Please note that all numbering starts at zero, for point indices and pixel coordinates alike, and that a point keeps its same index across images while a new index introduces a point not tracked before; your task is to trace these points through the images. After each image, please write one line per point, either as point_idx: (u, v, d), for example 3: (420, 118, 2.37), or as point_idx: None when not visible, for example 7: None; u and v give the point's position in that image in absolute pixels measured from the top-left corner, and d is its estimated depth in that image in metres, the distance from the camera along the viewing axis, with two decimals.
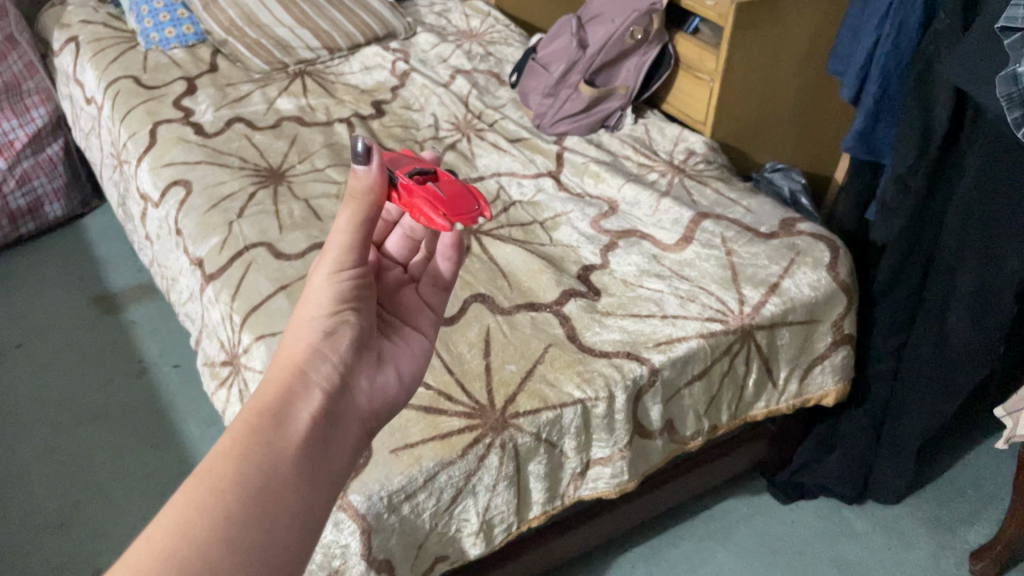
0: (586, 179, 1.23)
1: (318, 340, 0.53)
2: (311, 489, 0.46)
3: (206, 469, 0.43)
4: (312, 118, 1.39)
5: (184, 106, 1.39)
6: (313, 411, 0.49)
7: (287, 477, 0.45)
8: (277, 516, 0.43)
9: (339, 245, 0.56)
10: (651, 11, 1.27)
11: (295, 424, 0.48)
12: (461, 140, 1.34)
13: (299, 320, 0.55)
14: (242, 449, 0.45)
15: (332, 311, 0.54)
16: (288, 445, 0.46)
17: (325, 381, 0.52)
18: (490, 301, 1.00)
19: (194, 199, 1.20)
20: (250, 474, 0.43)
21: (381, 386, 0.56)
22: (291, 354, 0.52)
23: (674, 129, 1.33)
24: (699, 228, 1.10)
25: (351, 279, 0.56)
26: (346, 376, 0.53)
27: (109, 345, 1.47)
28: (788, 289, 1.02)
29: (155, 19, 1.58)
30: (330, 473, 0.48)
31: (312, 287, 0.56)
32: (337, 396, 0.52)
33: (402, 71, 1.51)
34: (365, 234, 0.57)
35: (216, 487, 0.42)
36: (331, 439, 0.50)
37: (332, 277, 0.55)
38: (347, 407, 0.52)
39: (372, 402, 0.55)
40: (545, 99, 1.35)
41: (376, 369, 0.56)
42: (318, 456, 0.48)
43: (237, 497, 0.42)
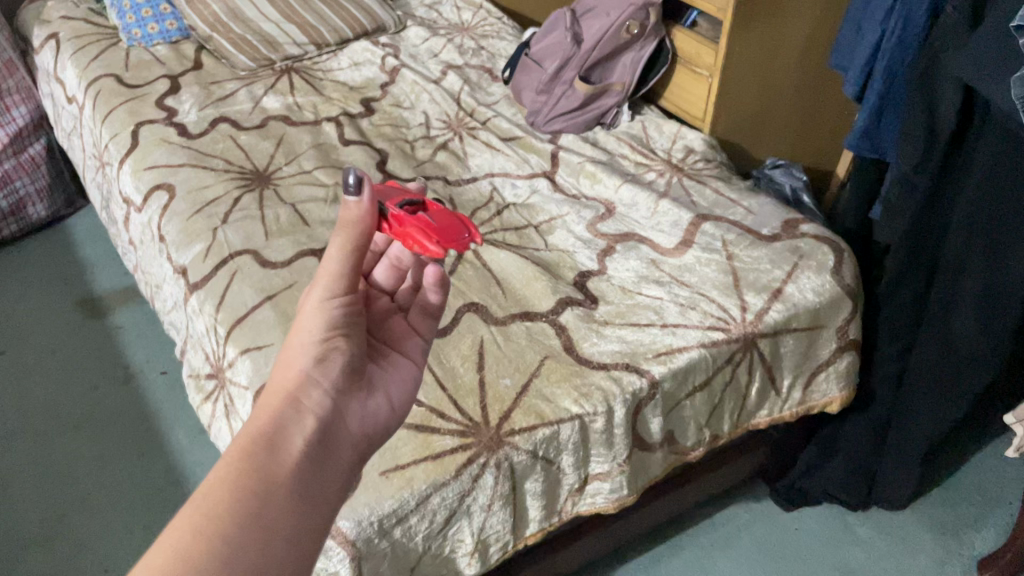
0: (582, 179, 1.19)
1: (310, 365, 0.52)
2: (304, 524, 0.44)
3: (197, 502, 0.42)
4: (299, 116, 1.35)
5: (167, 106, 1.35)
6: (306, 440, 0.48)
7: (279, 515, 0.43)
8: (270, 547, 0.42)
9: (331, 269, 0.56)
10: (647, 4, 1.23)
11: (288, 452, 0.47)
12: (453, 138, 1.30)
13: (290, 344, 0.53)
14: (234, 478, 0.44)
15: (324, 335, 0.53)
16: (280, 479, 0.45)
17: (319, 409, 0.50)
18: (483, 310, 0.96)
19: (177, 204, 1.16)
20: (241, 507, 0.42)
21: (376, 411, 0.54)
22: (281, 381, 0.51)
23: (671, 126, 1.29)
24: (698, 230, 1.07)
25: (343, 303, 0.55)
26: (340, 402, 0.52)
27: (93, 352, 1.44)
28: (791, 295, 0.99)
29: (137, 15, 1.54)
30: (325, 506, 0.46)
31: (302, 310, 0.54)
32: (330, 423, 0.50)
33: (391, 67, 1.47)
34: (355, 256, 0.56)
35: (203, 527, 0.41)
36: (325, 470, 0.48)
37: (324, 302, 0.54)
38: (341, 435, 0.51)
39: (367, 429, 0.53)
40: (539, 95, 1.31)
41: (369, 393, 0.55)
42: (314, 486, 0.46)
43: (226, 537, 0.41)
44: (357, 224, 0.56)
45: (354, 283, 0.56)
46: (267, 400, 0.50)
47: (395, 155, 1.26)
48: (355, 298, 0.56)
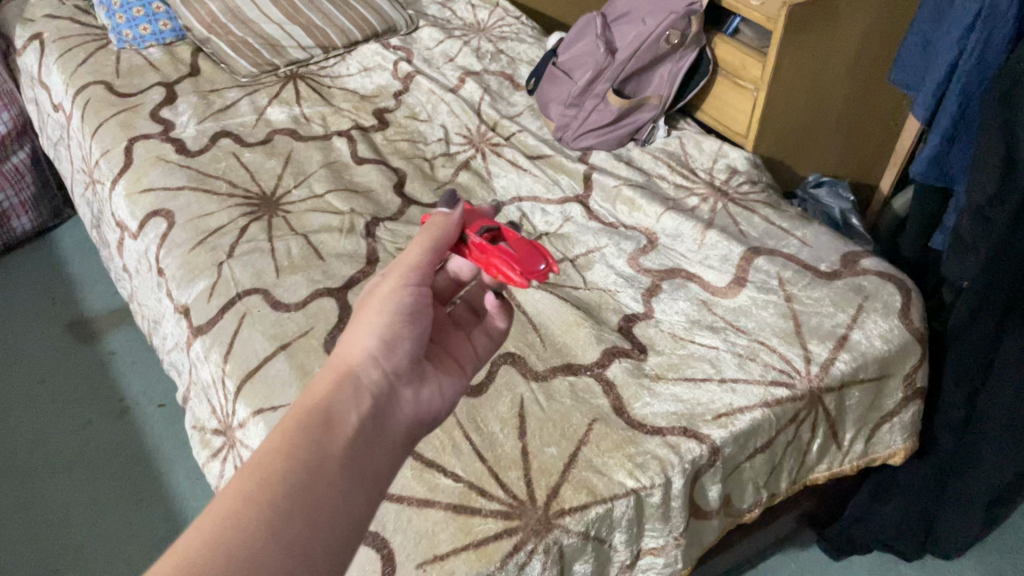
0: (619, 204, 1.09)
1: (373, 347, 0.56)
2: (352, 493, 0.48)
3: (255, 465, 0.46)
4: (307, 130, 1.25)
5: (163, 118, 1.24)
6: (363, 414, 0.52)
7: (330, 485, 0.47)
8: (318, 516, 0.45)
9: (412, 260, 0.62)
10: (689, 13, 1.12)
11: (343, 427, 0.51)
12: (475, 156, 1.21)
13: (357, 326, 0.58)
14: (292, 445, 0.48)
15: (390, 322, 0.58)
16: (337, 447, 0.49)
17: (375, 387, 0.54)
18: (521, 363, 0.87)
19: (177, 233, 1.06)
20: (295, 474, 0.46)
21: (429, 399, 0.58)
22: (345, 358, 0.55)
23: (712, 143, 1.19)
24: (751, 266, 0.98)
25: (412, 295, 0.60)
26: (397, 385, 0.56)
27: (85, 381, 1.34)
28: (858, 343, 0.90)
29: (127, 15, 1.42)
30: (374, 478, 0.50)
31: (374, 297, 0.60)
32: (385, 401, 0.54)
33: (405, 73, 1.37)
34: (430, 260, 0.63)
35: (260, 482, 0.45)
36: (379, 445, 0.52)
37: (398, 288, 0.60)
38: (394, 418, 0.55)
39: (418, 415, 0.57)
40: (568, 109, 1.21)
41: (424, 382, 0.59)
42: (365, 460, 0.50)
43: (280, 495, 0.45)
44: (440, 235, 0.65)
45: (422, 281, 0.61)
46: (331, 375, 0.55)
47: (414, 176, 1.16)
48: (425, 293, 0.62)
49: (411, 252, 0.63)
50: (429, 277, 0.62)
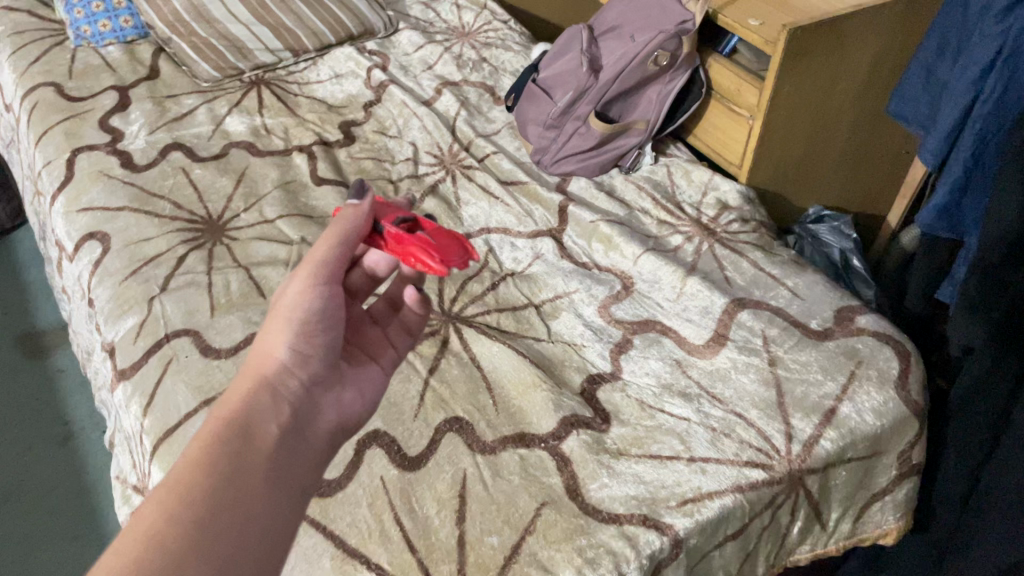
0: (594, 242, 1.00)
1: (287, 355, 0.60)
2: (277, 493, 0.51)
3: (179, 476, 0.48)
4: (267, 143, 1.16)
5: (112, 127, 1.15)
6: (281, 420, 0.56)
7: (256, 488, 0.50)
8: (251, 517, 0.48)
9: (319, 257, 0.65)
10: (680, 32, 1.03)
11: (263, 434, 0.54)
12: (444, 179, 1.11)
13: (268, 335, 0.61)
14: (213, 454, 0.51)
15: (304, 329, 0.62)
16: (259, 452, 0.53)
17: (291, 395, 0.58)
18: (468, 430, 0.78)
19: (111, 260, 0.97)
20: (220, 481, 0.49)
21: (343, 403, 0.63)
22: (261, 366, 0.59)
23: (702, 173, 1.10)
24: (733, 322, 0.89)
25: (322, 296, 0.63)
26: (312, 390, 0.60)
27: (28, 401, 1.25)
28: (847, 419, 0.80)
29: (87, 9, 1.32)
30: (295, 480, 0.54)
31: (285, 302, 0.63)
32: (303, 406, 0.59)
33: (378, 82, 1.27)
34: (340, 256, 0.66)
35: (185, 492, 0.47)
36: (297, 448, 0.56)
37: (307, 293, 0.63)
38: (312, 421, 0.59)
39: (334, 416, 0.62)
40: (547, 131, 1.11)
41: (339, 386, 0.64)
42: (286, 464, 0.54)
43: (208, 500, 0.47)
44: (352, 229, 0.67)
45: (332, 280, 0.65)
46: (246, 383, 0.58)
47: None
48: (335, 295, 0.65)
49: (319, 249, 0.65)
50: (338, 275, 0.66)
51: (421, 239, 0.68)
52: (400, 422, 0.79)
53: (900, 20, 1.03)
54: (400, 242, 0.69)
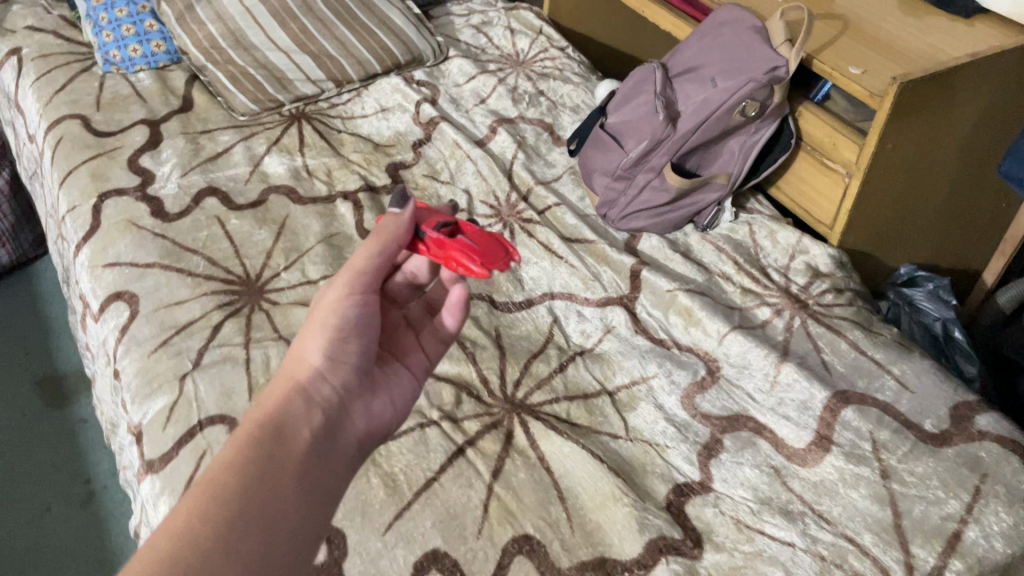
0: (672, 315, 0.90)
1: (322, 361, 0.58)
2: (305, 503, 0.49)
3: (207, 479, 0.47)
4: (309, 188, 1.06)
5: (142, 168, 1.06)
6: (314, 427, 0.54)
7: (284, 494, 0.48)
8: (275, 526, 0.47)
9: (356, 267, 0.64)
10: (773, 79, 0.92)
11: (294, 441, 0.52)
12: (502, 233, 1.01)
13: (304, 341, 0.60)
14: (242, 456, 0.49)
15: (338, 336, 0.59)
16: (290, 459, 0.51)
17: (325, 401, 0.56)
18: (540, 552, 0.68)
19: (139, 327, 0.88)
20: (246, 484, 0.47)
21: (377, 411, 0.61)
22: (294, 371, 0.57)
23: (789, 235, 0.99)
24: (837, 421, 0.78)
25: (355, 307, 0.61)
26: (346, 398, 0.58)
27: (47, 455, 1.17)
28: (973, 547, 0.69)
29: (116, 32, 1.23)
30: (325, 488, 0.52)
31: (318, 310, 0.61)
32: (336, 412, 0.57)
33: (428, 118, 1.18)
34: (378, 266, 0.65)
35: (213, 494, 0.46)
36: (329, 456, 0.54)
37: (342, 302, 0.61)
38: (343, 430, 0.57)
39: (367, 425, 0.60)
40: (616, 182, 1.01)
41: (372, 394, 0.61)
42: (315, 471, 0.52)
43: (233, 506, 0.46)
44: (390, 238, 0.65)
45: (368, 290, 0.63)
46: (280, 389, 0.56)
47: None
48: (371, 304, 0.63)
49: (358, 258, 0.64)
50: (375, 284, 0.64)
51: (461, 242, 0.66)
52: (462, 541, 0.69)
53: (1013, 69, 0.93)
54: (441, 246, 0.67)
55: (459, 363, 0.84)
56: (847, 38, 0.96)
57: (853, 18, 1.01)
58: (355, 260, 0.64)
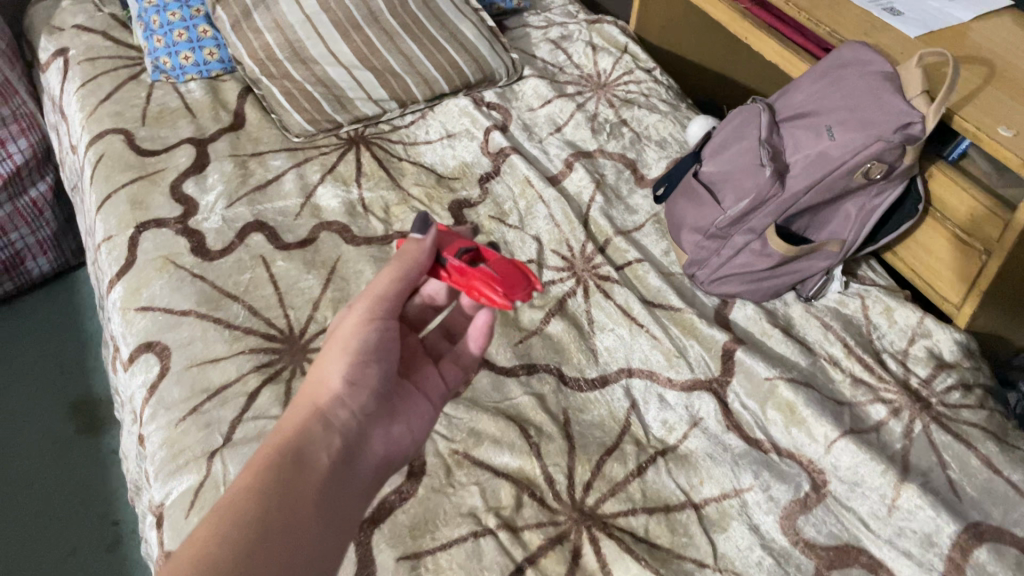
0: (770, 410, 0.78)
1: (343, 386, 0.58)
2: (325, 527, 0.49)
3: (230, 501, 0.47)
4: (363, 226, 0.97)
5: (185, 196, 0.97)
6: (334, 452, 0.54)
7: (303, 517, 0.49)
8: (296, 549, 0.47)
9: (377, 291, 0.63)
10: (905, 141, 0.78)
11: (312, 465, 0.53)
12: (575, 291, 0.90)
13: (324, 362, 0.59)
14: (263, 479, 0.49)
15: (361, 359, 0.59)
16: (309, 486, 0.51)
17: (343, 426, 0.56)
18: None
19: (168, 387, 0.79)
20: (268, 506, 0.47)
21: (395, 436, 0.61)
22: (314, 395, 0.57)
23: (908, 314, 0.86)
24: (968, 564, 0.66)
25: (378, 330, 0.61)
26: (365, 422, 0.58)
27: (75, 489, 1.09)
28: None
29: (167, 38, 1.14)
30: (343, 513, 0.52)
31: (341, 333, 0.60)
32: (356, 438, 0.57)
33: (497, 148, 1.07)
34: (399, 291, 0.64)
35: (234, 514, 0.46)
36: (347, 481, 0.54)
37: (362, 325, 0.61)
38: (362, 456, 0.57)
39: (386, 451, 0.60)
40: (708, 240, 0.88)
41: (392, 420, 0.61)
42: (334, 497, 0.52)
43: (255, 523, 0.46)
44: (414, 262, 0.65)
45: (389, 314, 0.63)
46: (300, 414, 0.56)
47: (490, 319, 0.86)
48: (392, 328, 0.63)
49: (379, 283, 0.63)
50: (396, 308, 0.63)
51: (483, 271, 0.66)
52: None
53: None
54: (464, 274, 0.66)
55: (521, 456, 0.73)
56: (994, 90, 0.82)
57: (1001, 62, 0.86)
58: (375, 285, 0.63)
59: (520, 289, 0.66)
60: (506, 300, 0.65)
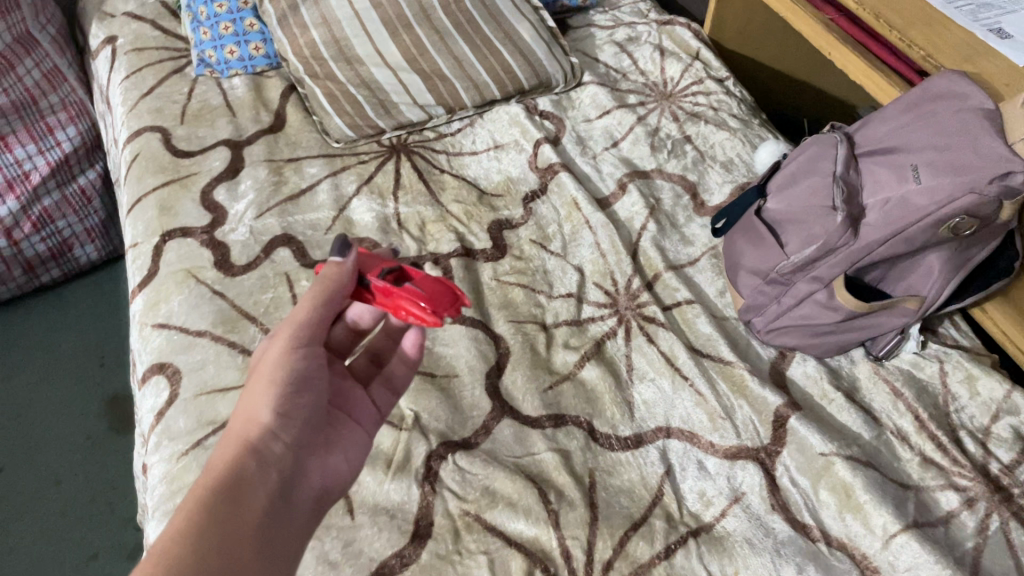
0: (822, 490, 0.69)
1: (274, 417, 0.56)
2: (265, 563, 0.48)
3: (166, 540, 0.45)
4: (396, 244, 0.91)
5: (215, 203, 0.93)
6: (269, 486, 0.53)
7: (246, 554, 0.47)
8: None
9: (301, 317, 0.61)
10: (1002, 192, 0.69)
11: (249, 500, 0.51)
12: (616, 332, 0.82)
13: (250, 397, 0.58)
14: (199, 516, 0.48)
15: (290, 390, 0.58)
16: (246, 522, 0.49)
17: (278, 459, 0.55)
18: None
19: (175, 416, 0.75)
20: (207, 545, 0.46)
21: (330, 468, 0.60)
22: (243, 429, 0.55)
23: (993, 384, 0.76)
24: None
25: (304, 360, 0.60)
26: (299, 454, 0.57)
27: (103, 491, 1.08)
28: None
29: (213, 30, 1.09)
30: (281, 547, 0.51)
31: (264, 366, 0.59)
32: (290, 470, 0.55)
33: (547, 163, 1.00)
34: (322, 317, 0.62)
35: (173, 555, 0.44)
36: (284, 514, 0.53)
37: (289, 354, 0.59)
38: (298, 489, 0.56)
39: (321, 482, 0.59)
40: (769, 288, 0.79)
41: (326, 450, 0.60)
42: (273, 532, 0.51)
43: (196, 561, 0.44)
44: (337, 286, 0.61)
45: (314, 341, 0.61)
46: (229, 450, 0.55)
47: (519, 360, 0.79)
48: (319, 356, 0.62)
49: (300, 308, 0.61)
50: (320, 335, 0.62)
51: (407, 286, 0.59)
52: None
53: None
54: (388, 294, 0.60)
55: (538, 524, 0.67)
56: None
57: None
58: (297, 311, 0.61)
59: (447, 299, 0.59)
60: (434, 315, 0.58)
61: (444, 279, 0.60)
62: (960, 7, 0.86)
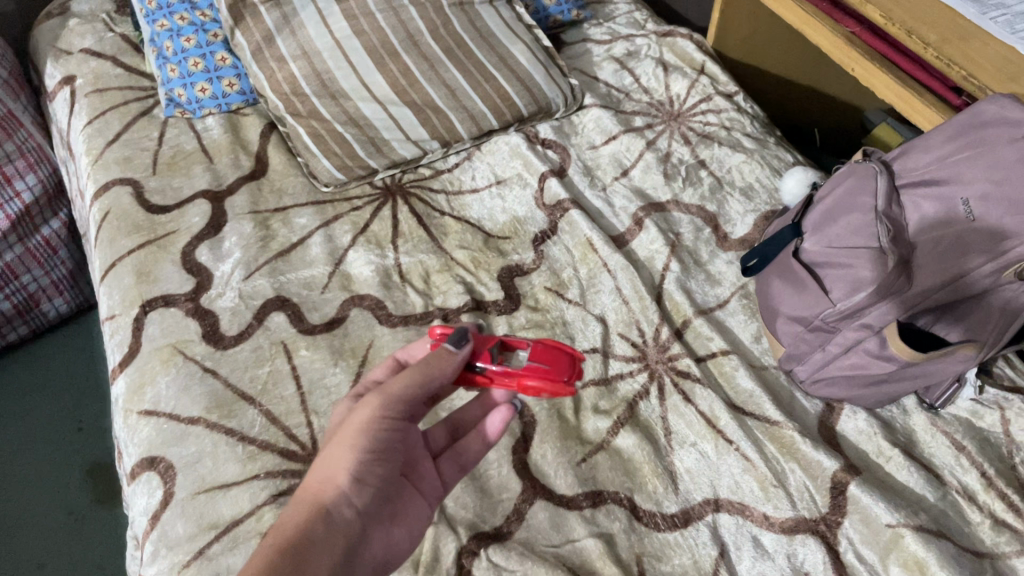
0: (893, 567, 0.63)
1: (350, 483, 0.52)
2: None
3: None
4: (400, 300, 0.83)
5: (198, 265, 0.85)
6: (335, 557, 0.49)
7: None
8: None
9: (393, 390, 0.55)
10: None
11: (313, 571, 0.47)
12: (649, 390, 0.76)
13: (328, 452, 0.54)
14: None
15: (372, 457, 0.53)
16: None
17: (345, 529, 0.51)
18: None
19: (171, 521, 0.67)
20: None
21: (393, 540, 0.55)
22: (317, 493, 0.51)
23: None
24: None
25: (389, 430, 0.55)
26: (367, 522, 0.53)
27: (91, 571, 1.00)
28: None
29: (182, 67, 1.00)
30: None
31: (348, 426, 0.55)
32: (355, 542, 0.51)
33: (555, 200, 0.93)
34: (416, 396, 0.56)
35: None
36: None
37: (376, 422, 0.55)
38: (362, 559, 0.52)
39: (383, 554, 0.54)
40: (811, 334, 0.72)
41: (393, 519, 0.56)
42: None
43: None
44: (439, 374, 0.56)
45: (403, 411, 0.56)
46: (299, 510, 0.51)
47: (548, 429, 0.72)
48: (403, 424, 0.57)
49: (397, 381, 0.55)
50: (412, 406, 0.57)
51: (532, 366, 0.59)
52: None
53: None
54: (509, 375, 0.60)
55: None
56: None
57: None
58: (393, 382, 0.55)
59: (567, 362, 0.61)
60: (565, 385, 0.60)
61: (552, 344, 0.61)
62: (996, 17, 0.80)
